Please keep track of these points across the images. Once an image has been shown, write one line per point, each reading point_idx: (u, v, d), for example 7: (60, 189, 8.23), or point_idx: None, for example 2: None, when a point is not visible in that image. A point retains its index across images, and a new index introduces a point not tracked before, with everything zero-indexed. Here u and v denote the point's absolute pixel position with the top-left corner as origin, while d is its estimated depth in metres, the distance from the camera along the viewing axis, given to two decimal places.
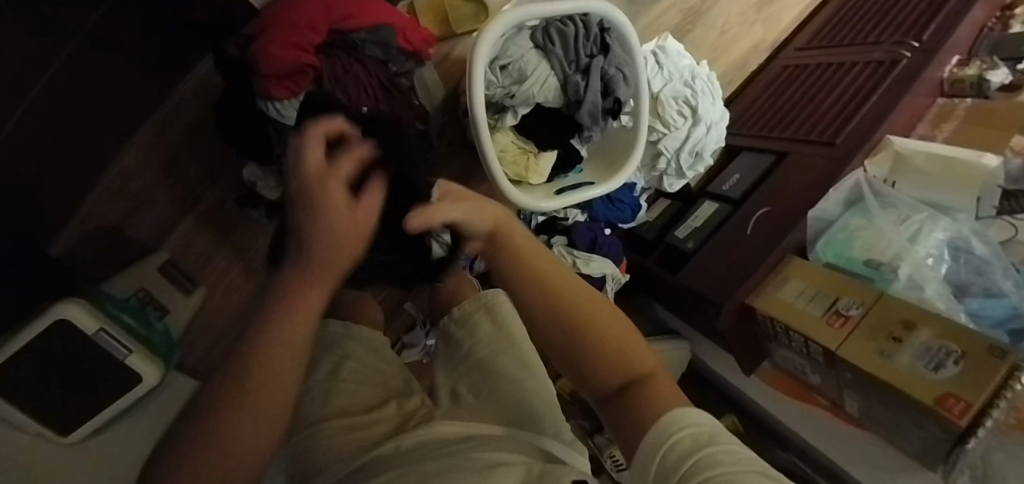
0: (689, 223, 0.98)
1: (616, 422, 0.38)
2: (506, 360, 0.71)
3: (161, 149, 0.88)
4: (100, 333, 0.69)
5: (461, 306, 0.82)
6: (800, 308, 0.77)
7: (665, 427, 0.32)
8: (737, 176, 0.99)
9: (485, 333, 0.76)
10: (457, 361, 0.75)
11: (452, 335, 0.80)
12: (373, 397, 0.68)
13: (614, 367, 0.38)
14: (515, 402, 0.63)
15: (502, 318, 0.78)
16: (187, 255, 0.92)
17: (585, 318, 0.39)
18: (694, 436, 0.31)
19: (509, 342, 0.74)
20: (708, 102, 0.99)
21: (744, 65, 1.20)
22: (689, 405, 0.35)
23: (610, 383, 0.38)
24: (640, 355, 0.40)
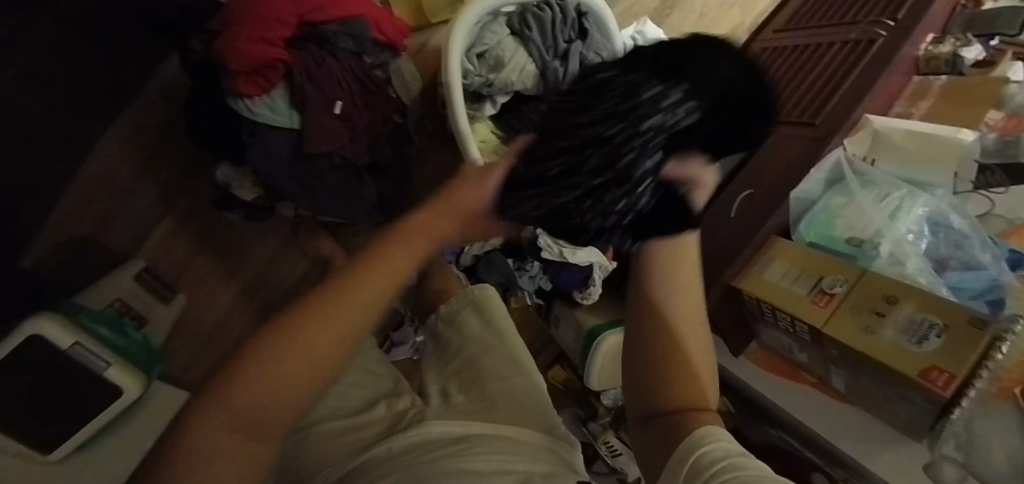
0: None
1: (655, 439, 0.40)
2: (495, 357, 0.71)
3: (130, 153, 0.85)
4: (75, 347, 0.67)
5: (448, 304, 0.81)
6: (786, 287, 0.77)
7: (700, 437, 0.36)
8: None
9: (472, 329, 0.76)
10: (446, 359, 0.75)
11: (441, 333, 0.79)
12: (362, 398, 0.68)
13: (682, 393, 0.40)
14: (507, 399, 0.64)
15: (490, 313, 0.77)
16: (164, 262, 0.89)
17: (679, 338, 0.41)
18: (723, 445, 0.35)
19: (497, 336, 0.74)
20: None
21: None
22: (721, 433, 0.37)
23: (665, 404, 0.41)
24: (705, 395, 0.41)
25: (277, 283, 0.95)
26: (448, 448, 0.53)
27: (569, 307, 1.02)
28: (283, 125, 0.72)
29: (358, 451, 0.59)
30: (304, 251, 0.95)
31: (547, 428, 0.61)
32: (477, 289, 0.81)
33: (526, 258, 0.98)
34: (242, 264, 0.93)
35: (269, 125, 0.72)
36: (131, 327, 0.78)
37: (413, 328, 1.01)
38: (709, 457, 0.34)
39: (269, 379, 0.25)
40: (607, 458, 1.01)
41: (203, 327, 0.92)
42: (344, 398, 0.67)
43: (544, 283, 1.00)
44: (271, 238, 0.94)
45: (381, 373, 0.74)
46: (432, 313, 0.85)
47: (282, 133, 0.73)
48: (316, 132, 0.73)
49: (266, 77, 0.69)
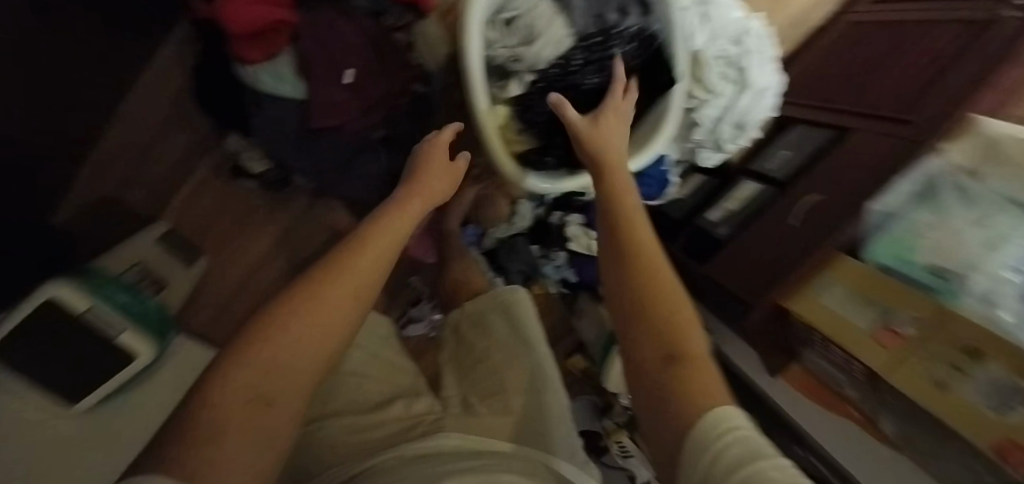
0: (724, 205, 0.89)
1: (653, 409, 0.35)
2: (516, 370, 0.67)
3: (151, 115, 0.83)
4: (90, 311, 0.68)
5: (472, 300, 0.78)
6: (845, 317, 0.68)
7: (712, 429, 0.29)
8: (788, 152, 0.88)
9: (498, 333, 0.73)
10: (469, 363, 0.71)
11: (464, 333, 0.76)
12: (381, 392, 0.65)
13: (668, 330, 0.37)
14: (524, 422, 0.61)
15: (518, 320, 0.72)
16: (187, 224, 0.89)
17: (643, 267, 0.42)
18: (743, 441, 0.28)
19: (523, 347, 0.69)
20: (759, 63, 0.86)
21: (806, 19, 1.02)
22: (734, 412, 0.31)
23: (653, 348, 0.37)
24: (693, 336, 0.37)
25: (295, 251, 0.93)
26: (457, 464, 0.50)
27: (593, 300, 0.96)
28: (288, 94, 0.68)
29: (371, 451, 0.56)
30: (323, 221, 0.92)
31: (569, 454, 0.59)
32: (508, 291, 0.75)
33: (553, 246, 0.92)
34: (263, 231, 0.92)
35: (272, 96, 0.67)
36: (147, 293, 0.78)
37: (432, 305, 0.98)
38: (724, 460, 0.27)
39: (264, 355, 0.33)
40: (617, 458, 0.97)
41: (225, 290, 0.92)
42: (364, 390, 0.64)
43: (569, 275, 0.93)
44: (291, 205, 0.92)
45: (402, 368, 0.70)
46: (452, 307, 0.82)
47: (285, 104, 0.68)
48: (321, 105, 0.68)
49: (268, 42, 0.65)
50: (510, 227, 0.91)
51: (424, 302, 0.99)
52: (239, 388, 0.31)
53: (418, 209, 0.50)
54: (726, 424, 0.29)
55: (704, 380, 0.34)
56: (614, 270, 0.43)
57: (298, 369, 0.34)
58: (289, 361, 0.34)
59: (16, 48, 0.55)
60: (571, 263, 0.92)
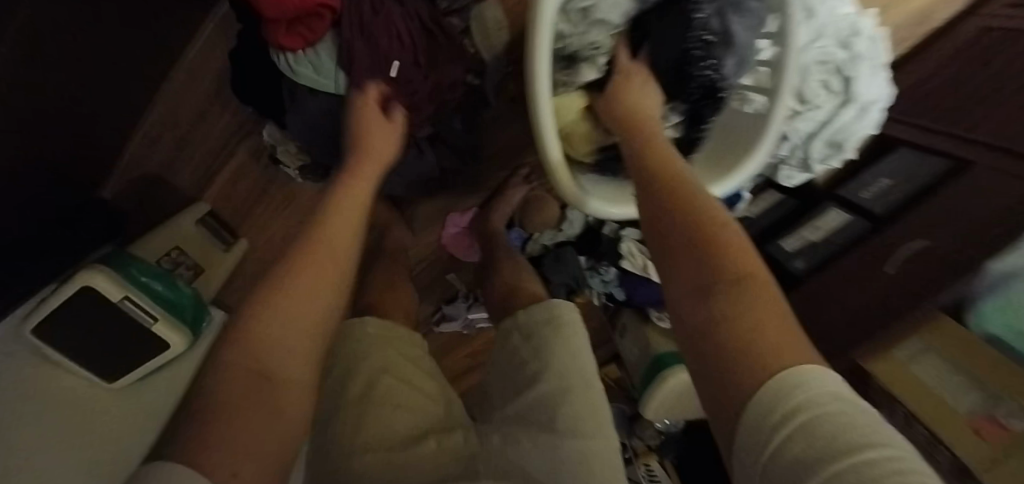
0: (803, 234, 0.77)
1: (723, 365, 0.33)
2: (573, 408, 0.58)
3: (192, 92, 0.79)
4: (124, 301, 0.67)
5: (524, 311, 0.71)
6: (939, 397, 0.60)
7: (780, 393, 0.27)
8: (886, 181, 0.75)
9: (551, 350, 0.64)
10: (514, 388, 0.64)
11: (513, 346, 0.68)
12: (412, 425, 0.59)
13: (721, 257, 0.39)
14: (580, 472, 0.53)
15: (569, 343, 0.65)
16: (226, 205, 0.86)
17: (693, 206, 0.46)
18: (811, 424, 0.25)
19: (578, 379, 0.61)
20: (869, 73, 0.73)
21: (928, 18, 0.86)
22: (812, 370, 0.29)
23: (725, 291, 0.36)
24: (751, 262, 0.39)
25: None
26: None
27: (640, 320, 0.89)
28: (327, 89, 0.62)
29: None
30: None
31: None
32: (553, 305, 0.69)
33: (602, 260, 0.85)
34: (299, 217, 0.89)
35: (311, 88, 0.62)
36: (184, 280, 0.78)
37: (466, 304, 0.94)
38: (791, 452, 0.24)
39: (253, 339, 0.35)
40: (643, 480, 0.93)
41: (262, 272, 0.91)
42: (394, 421, 0.58)
43: (616, 292, 0.87)
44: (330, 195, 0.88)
45: (433, 395, 0.66)
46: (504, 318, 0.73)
47: (324, 98, 0.63)
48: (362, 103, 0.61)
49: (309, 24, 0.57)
50: (558, 234, 0.86)
51: (459, 299, 0.94)
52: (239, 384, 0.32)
53: (357, 210, 0.52)
54: (791, 401, 0.26)
55: (765, 305, 0.35)
56: (670, 210, 0.47)
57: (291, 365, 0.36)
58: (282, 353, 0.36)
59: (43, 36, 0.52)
60: (621, 280, 0.85)
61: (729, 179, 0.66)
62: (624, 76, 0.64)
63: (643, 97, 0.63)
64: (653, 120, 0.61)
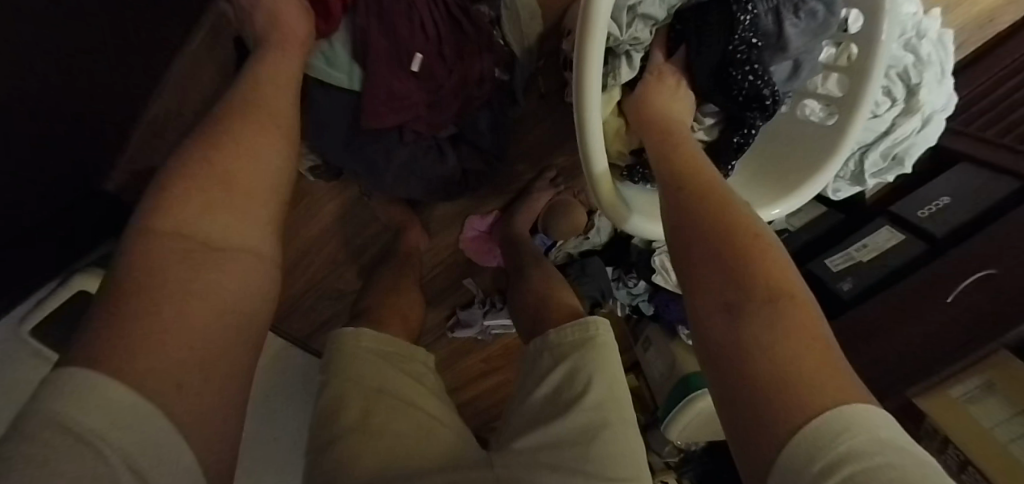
0: (850, 253, 0.72)
1: (753, 406, 0.28)
2: (607, 445, 0.55)
3: None
4: None
5: (556, 329, 0.65)
6: (997, 442, 0.55)
7: (824, 432, 0.25)
8: (947, 200, 0.69)
9: (580, 379, 0.59)
10: (540, 415, 0.59)
11: (541, 364, 0.64)
12: (416, 456, 0.55)
13: (753, 273, 0.34)
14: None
15: (603, 369, 0.60)
16: None
17: (721, 208, 0.40)
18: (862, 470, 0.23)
19: (611, 410, 0.58)
20: (934, 80, 0.67)
21: (995, 18, 0.78)
22: (864, 418, 0.25)
23: (757, 318, 0.31)
24: (788, 279, 0.34)
25: (342, 242, 0.85)
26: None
27: (666, 335, 0.84)
28: (341, 83, 0.58)
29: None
30: (376, 214, 0.82)
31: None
32: (589, 324, 0.64)
33: (631, 272, 0.81)
34: None
35: (325, 82, 0.58)
36: None
37: (483, 310, 0.89)
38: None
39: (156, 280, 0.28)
40: None
41: None
42: (399, 453, 0.54)
43: (643, 305, 0.82)
44: (341, 195, 0.81)
45: (440, 416, 0.61)
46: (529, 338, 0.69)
47: (338, 94, 0.59)
48: (379, 96, 0.56)
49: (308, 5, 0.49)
50: (584, 242, 0.82)
51: (475, 305, 0.90)
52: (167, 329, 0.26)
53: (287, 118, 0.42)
54: (835, 448, 0.24)
55: (803, 332, 0.30)
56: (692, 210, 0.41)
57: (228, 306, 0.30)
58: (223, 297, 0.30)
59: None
60: (650, 295, 0.81)
61: (788, 200, 0.60)
62: (656, 77, 0.58)
63: (674, 96, 0.57)
64: (680, 125, 0.54)
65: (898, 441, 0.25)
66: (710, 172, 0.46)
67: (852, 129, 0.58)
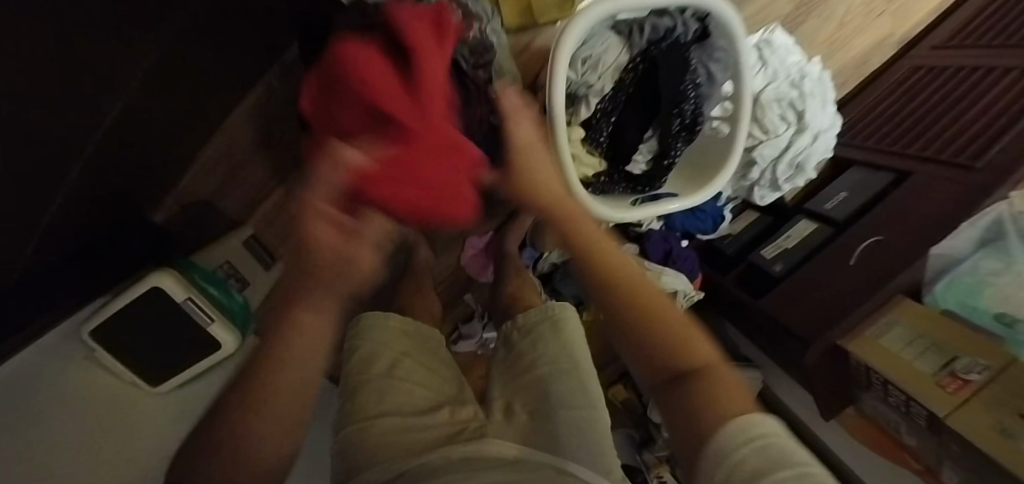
0: (779, 244, 0.90)
1: (686, 441, 0.32)
2: (565, 384, 0.67)
3: (248, 131, 0.94)
4: (187, 301, 0.78)
5: (523, 313, 0.81)
6: (908, 362, 0.68)
7: (732, 431, 0.29)
8: (845, 194, 0.89)
9: (546, 344, 0.74)
10: (519, 369, 0.73)
11: (513, 341, 0.79)
12: (427, 401, 0.68)
13: (672, 351, 0.36)
14: (577, 430, 0.60)
15: (565, 333, 0.75)
16: (267, 230, 0.99)
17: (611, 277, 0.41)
18: (765, 447, 0.28)
19: (571, 363, 0.70)
20: (818, 106, 0.88)
21: (865, 62, 1.04)
22: (751, 415, 0.30)
23: (667, 367, 0.35)
24: (701, 346, 0.36)
25: None
26: (502, 472, 0.51)
27: None
28: None
29: (408, 454, 0.58)
30: None
31: (604, 472, 0.55)
32: (550, 307, 0.80)
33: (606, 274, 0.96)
34: None
35: None
36: (236, 290, 0.89)
37: (483, 323, 1.02)
38: (742, 471, 0.27)
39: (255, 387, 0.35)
40: None
41: None
42: (409, 396, 0.67)
43: None
44: None
45: (446, 377, 0.75)
46: (507, 319, 0.84)
47: None
48: None
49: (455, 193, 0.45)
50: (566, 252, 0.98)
51: (475, 319, 1.03)
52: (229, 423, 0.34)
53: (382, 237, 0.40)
54: (740, 437, 0.28)
55: (702, 366, 0.35)
56: (590, 289, 0.42)
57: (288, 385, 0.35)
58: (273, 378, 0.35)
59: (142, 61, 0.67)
60: None
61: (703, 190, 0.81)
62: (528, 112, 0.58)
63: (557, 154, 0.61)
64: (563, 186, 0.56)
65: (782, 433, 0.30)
66: (583, 223, 0.45)
67: (737, 137, 0.80)
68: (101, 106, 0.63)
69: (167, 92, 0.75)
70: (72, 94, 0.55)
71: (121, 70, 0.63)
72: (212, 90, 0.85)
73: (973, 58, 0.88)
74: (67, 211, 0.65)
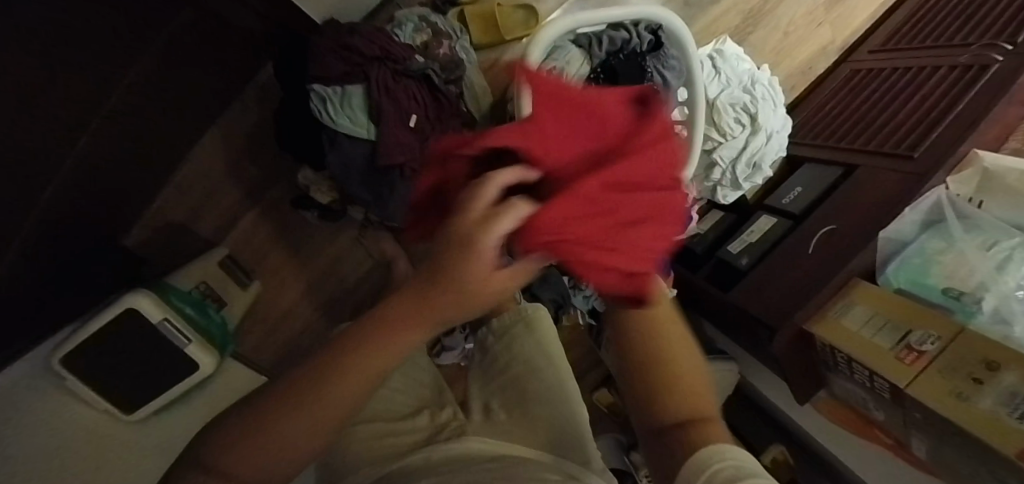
0: (744, 238, 0.94)
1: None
2: (542, 381, 0.69)
3: (224, 151, 0.95)
4: (163, 322, 0.76)
5: (497, 317, 0.81)
6: (870, 339, 0.71)
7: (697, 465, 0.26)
8: (800, 189, 0.94)
9: (522, 344, 0.76)
10: (497, 369, 0.75)
11: (489, 346, 0.80)
12: (408, 406, 0.71)
13: (682, 400, 0.30)
14: (547, 420, 0.62)
15: (539, 333, 0.77)
16: (243, 251, 0.98)
17: (663, 354, 0.30)
18: (738, 464, 0.25)
19: (547, 360, 0.73)
20: (769, 108, 0.94)
21: (811, 68, 1.12)
22: (735, 454, 0.26)
23: (665, 416, 0.30)
24: (707, 397, 0.31)
25: (342, 278, 1.02)
26: (475, 466, 0.52)
27: None
28: (362, 136, 0.80)
29: (384, 458, 0.60)
30: (369, 250, 1.01)
31: (588, 462, 0.56)
32: (523, 308, 0.81)
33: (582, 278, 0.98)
34: (311, 257, 1.01)
35: (350, 136, 0.80)
36: (213, 309, 0.88)
37: (465, 334, 1.03)
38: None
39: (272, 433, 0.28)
40: None
41: (271, 317, 1.00)
42: (394, 403, 0.70)
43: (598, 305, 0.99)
44: (341, 237, 1.01)
45: (430, 385, 0.76)
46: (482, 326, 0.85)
47: (359, 144, 0.81)
48: (390, 144, 0.79)
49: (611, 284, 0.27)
50: None
51: (457, 330, 1.04)
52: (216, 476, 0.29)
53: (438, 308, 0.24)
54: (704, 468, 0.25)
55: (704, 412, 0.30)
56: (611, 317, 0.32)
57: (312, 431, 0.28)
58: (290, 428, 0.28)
59: (100, 78, 0.68)
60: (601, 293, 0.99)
61: None
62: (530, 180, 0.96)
63: None
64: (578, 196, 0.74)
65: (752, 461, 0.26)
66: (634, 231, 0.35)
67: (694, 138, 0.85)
68: (66, 120, 0.63)
69: (131, 106, 0.75)
70: (35, 106, 0.56)
71: (76, 79, 0.63)
72: (183, 109, 0.86)
73: (906, 60, 0.97)
74: (40, 227, 0.64)
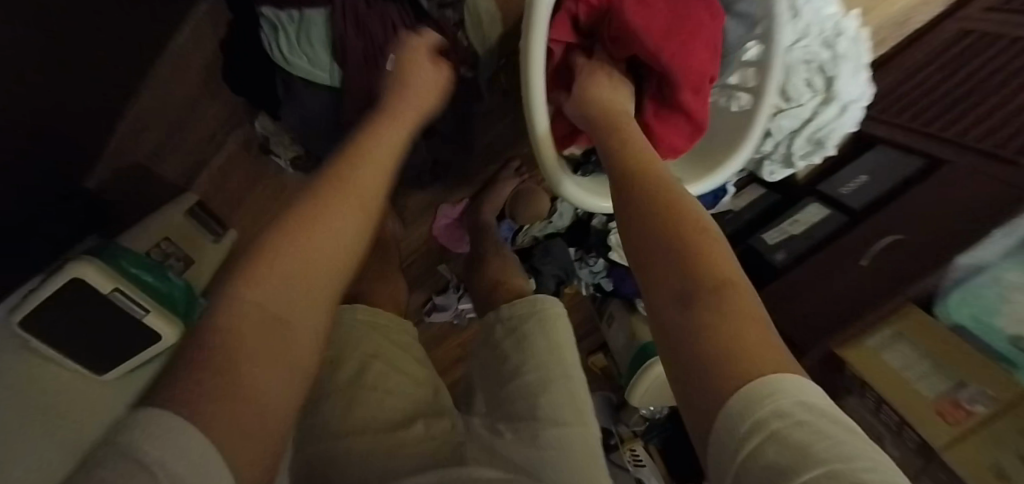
0: (784, 228, 0.82)
1: (691, 364, 0.32)
2: (555, 397, 0.59)
3: (182, 84, 0.79)
4: (114, 292, 0.67)
5: (507, 305, 0.70)
6: (909, 383, 0.63)
7: (748, 398, 0.27)
8: (864, 178, 0.80)
9: (535, 345, 0.64)
10: (500, 378, 0.64)
11: (496, 339, 0.68)
12: (397, 411, 0.59)
13: (696, 269, 0.37)
14: (556, 462, 0.54)
15: (554, 332, 0.66)
16: (215, 197, 0.87)
17: (685, 241, 0.40)
18: (783, 432, 0.24)
19: (561, 369, 0.62)
20: (850, 72, 0.75)
21: (909, 18, 0.89)
22: (776, 381, 0.27)
23: (687, 287, 0.36)
24: (732, 274, 0.37)
25: None
26: None
27: (627, 310, 0.92)
28: (320, 80, 0.64)
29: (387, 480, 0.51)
30: None
31: None
32: (539, 300, 0.69)
33: (591, 252, 0.89)
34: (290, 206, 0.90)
35: (306, 79, 0.64)
36: (173, 271, 0.78)
37: (457, 295, 0.95)
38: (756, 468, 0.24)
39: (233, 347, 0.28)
40: (629, 464, 0.97)
41: None
42: (383, 404, 0.59)
43: (604, 283, 0.91)
44: None
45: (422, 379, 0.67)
46: (488, 309, 0.74)
47: (317, 90, 0.65)
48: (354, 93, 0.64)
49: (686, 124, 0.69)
50: (548, 225, 0.88)
51: (450, 290, 0.96)
52: (226, 398, 0.25)
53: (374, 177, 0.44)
54: (751, 419, 0.26)
55: (744, 311, 0.33)
56: (646, 227, 0.44)
57: (294, 303, 0.32)
58: (268, 292, 0.32)
59: None
60: (608, 272, 0.89)
61: (710, 178, 0.70)
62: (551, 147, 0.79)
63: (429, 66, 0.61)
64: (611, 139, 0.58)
65: (808, 408, 0.26)
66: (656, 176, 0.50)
67: (762, 110, 0.68)
68: None
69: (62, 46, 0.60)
70: None
71: None
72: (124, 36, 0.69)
73: None
74: None
